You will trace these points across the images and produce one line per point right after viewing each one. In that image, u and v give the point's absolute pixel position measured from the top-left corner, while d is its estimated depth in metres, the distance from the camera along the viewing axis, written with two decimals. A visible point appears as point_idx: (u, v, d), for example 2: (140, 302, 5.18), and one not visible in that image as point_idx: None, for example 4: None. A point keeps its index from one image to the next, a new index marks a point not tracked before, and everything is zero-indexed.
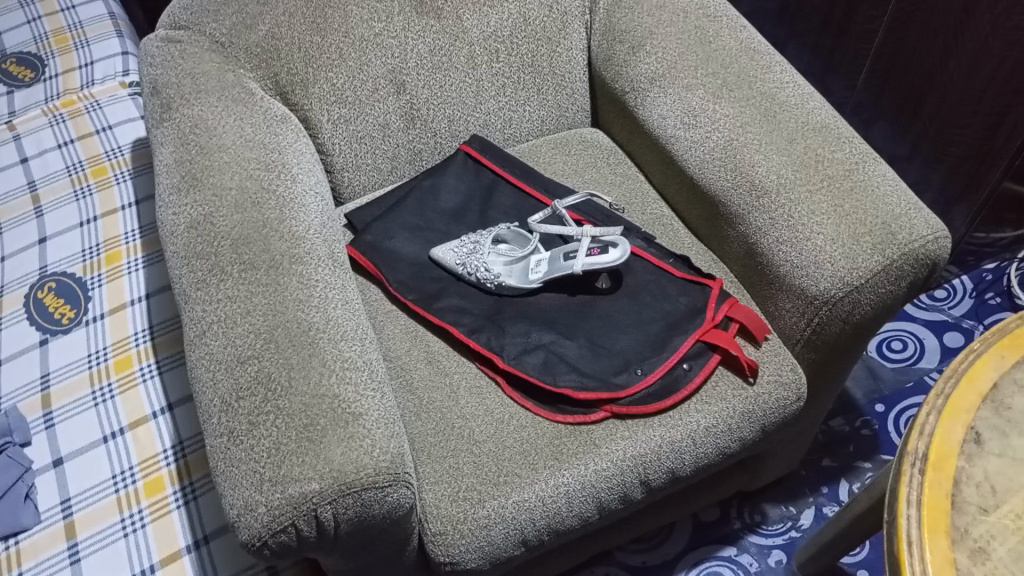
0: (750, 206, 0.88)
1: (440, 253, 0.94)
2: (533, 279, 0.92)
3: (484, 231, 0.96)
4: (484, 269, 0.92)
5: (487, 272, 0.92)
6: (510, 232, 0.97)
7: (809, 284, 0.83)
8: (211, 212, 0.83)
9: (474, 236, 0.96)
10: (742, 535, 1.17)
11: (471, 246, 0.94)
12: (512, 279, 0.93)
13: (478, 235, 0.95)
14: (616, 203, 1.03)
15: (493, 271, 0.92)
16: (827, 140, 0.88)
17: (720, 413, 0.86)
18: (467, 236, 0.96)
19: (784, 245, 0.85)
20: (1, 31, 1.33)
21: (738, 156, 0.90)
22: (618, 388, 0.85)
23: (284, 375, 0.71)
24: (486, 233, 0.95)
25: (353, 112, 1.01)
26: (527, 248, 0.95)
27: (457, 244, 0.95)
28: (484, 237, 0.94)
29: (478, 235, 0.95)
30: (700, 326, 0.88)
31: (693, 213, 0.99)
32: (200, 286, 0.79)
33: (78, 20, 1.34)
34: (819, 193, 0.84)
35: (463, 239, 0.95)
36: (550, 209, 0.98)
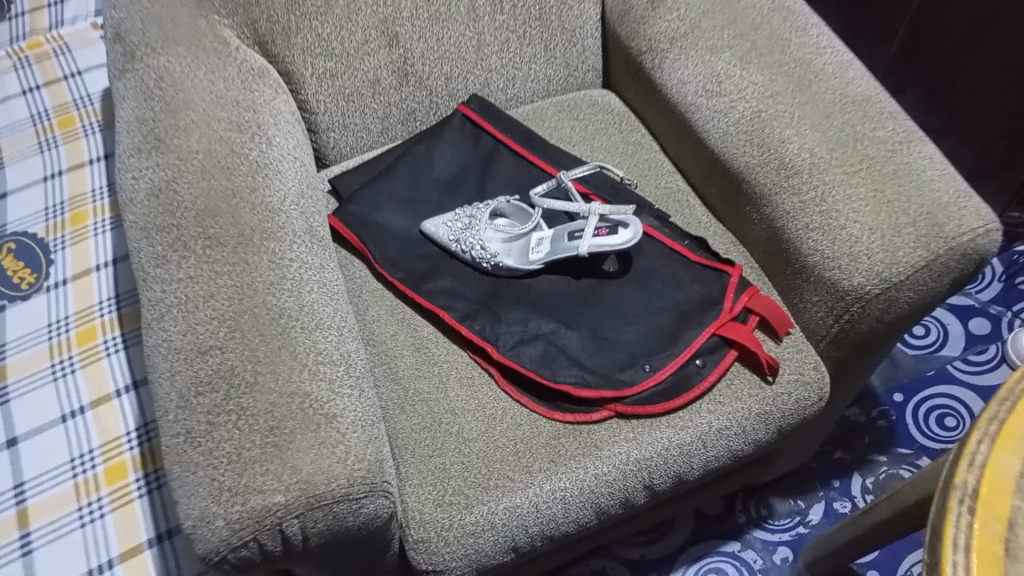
0: (778, 186, 0.80)
1: (433, 227, 0.86)
2: (534, 259, 0.84)
3: (482, 204, 0.88)
4: (480, 248, 0.84)
5: (483, 251, 0.84)
6: (512, 206, 0.89)
7: (840, 278, 0.75)
8: (175, 177, 0.74)
9: (471, 208, 0.88)
10: (746, 530, 1.11)
11: (467, 222, 0.86)
12: (510, 259, 0.84)
13: (476, 209, 0.87)
14: (628, 177, 0.92)
15: (489, 250, 0.84)
16: (867, 115, 0.78)
17: (733, 414, 0.79)
18: (463, 209, 0.88)
19: (814, 232, 0.77)
20: None
21: (766, 130, 0.81)
22: (623, 385, 0.77)
23: (249, 370, 0.63)
24: (485, 207, 0.87)
25: (340, 66, 0.91)
26: (529, 225, 0.86)
27: (452, 218, 0.87)
28: (482, 212, 0.87)
29: (475, 209, 0.87)
30: (716, 318, 0.80)
31: (711, 189, 0.90)
32: (160, 263, 0.70)
33: None
34: (857, 176, 0.75)
35: (458, 212, 0.87)
36: (555, 181, 0.89)
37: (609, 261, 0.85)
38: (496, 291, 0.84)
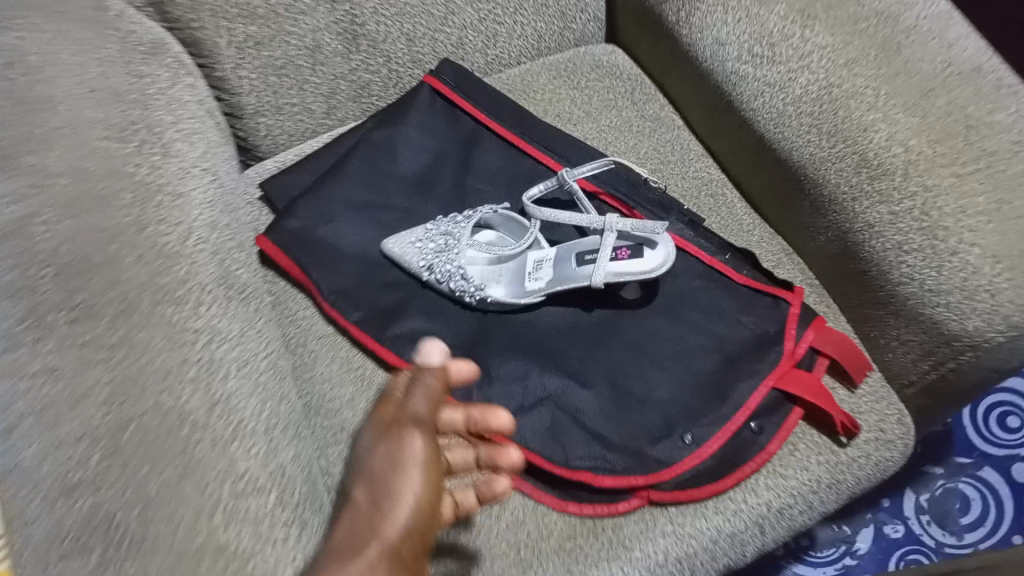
0: (858, 189, 0.59)
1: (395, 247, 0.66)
2: (531, 291, 0.64)
3: (463, 214, 0.68)
4: (461, 278, 0.65)
5: (466, 282, 0.65)
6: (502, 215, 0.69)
7: (948, 319, 0.56)
8: (29, 213, 0.51)
9: (449, 220, 0.68)
10: (785, 565, 0.96)
11: (442, 240, 0.66)
12: (499, 290, 0.65)
13: (455, 222, 0.67)
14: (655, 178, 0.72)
15: (473, 281, 0.65)
16: (980, 91, 0.57)
17: (798, 489, 0.61)
18: (438, 221, 0.68)
19: (910, 254, 0.57)
20: None
21: (842, 111, 0.60)
22: (658, 466, 0.59)
23: (133, 521, 0.43)
24: (466, 220, 0.67)
25: (265, 30, 0.69)
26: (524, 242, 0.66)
27: (421, 234, 0.66)
28: (463, 227, 0.66)
29: (454, 222, 0.67)
30: (775, 366, 0.61)
31: (757, 183, 0.70)
32: (5, 345, 0.47)
33: None
34: (971, 179, 0.55)
35: (431, 226, 0.67)
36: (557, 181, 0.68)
37: (632, 291, 0.65)
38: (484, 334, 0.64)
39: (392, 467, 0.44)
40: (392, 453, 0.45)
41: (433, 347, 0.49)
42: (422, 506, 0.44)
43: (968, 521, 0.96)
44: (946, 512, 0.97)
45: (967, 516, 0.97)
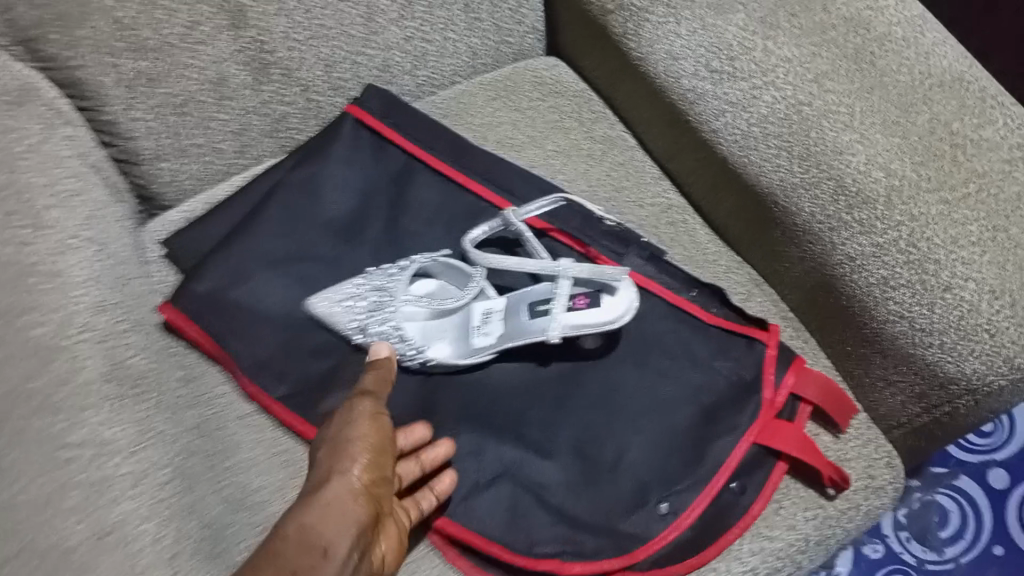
0: (836, 219, 0.53)
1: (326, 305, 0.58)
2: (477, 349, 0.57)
3: (398, 263, 0.60)
4: (399, 337, 0.58)
5: (404, 341, 0.58)
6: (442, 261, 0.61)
7: (944, 362, 0.50)
8: None
9: (382, 270, 0.60)
10: None
11: (377, 298, 0.58)
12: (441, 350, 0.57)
13: (389, 274, 0.60)
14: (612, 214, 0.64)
15: (412, 340, 0.58)
16: (964, 105, 0.52)
17: (786, 551, 0.55)
18: (370, 274, 0.60)
19: (899, 290, 0.51)
20: None
21: (813, 132, 0.54)
22: (633, 546, 0.52)
23: None
24: (402, 270, 0.60)
25: (159, 64, 0.60)
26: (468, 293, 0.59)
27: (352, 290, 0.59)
28: (399, 280, 0.59)
29: (388, 274, 0.60)
30: (755, 419, 0.55)
31: (721, 208, 0.64)
32: None
33: None
34: (962, 206, 0.49)
35: (363, 280, 0.59)
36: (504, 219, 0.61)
37: (592, 343, 0.58)
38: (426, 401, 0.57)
39: (338, 448, 0.44)
40: (342, 434, 0.45)
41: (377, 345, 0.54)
42: (365, 476, 0.43)
43: (948, 535, 0.92)
44: (925, 527, 0.93)
45: (947, 529, 0.93)
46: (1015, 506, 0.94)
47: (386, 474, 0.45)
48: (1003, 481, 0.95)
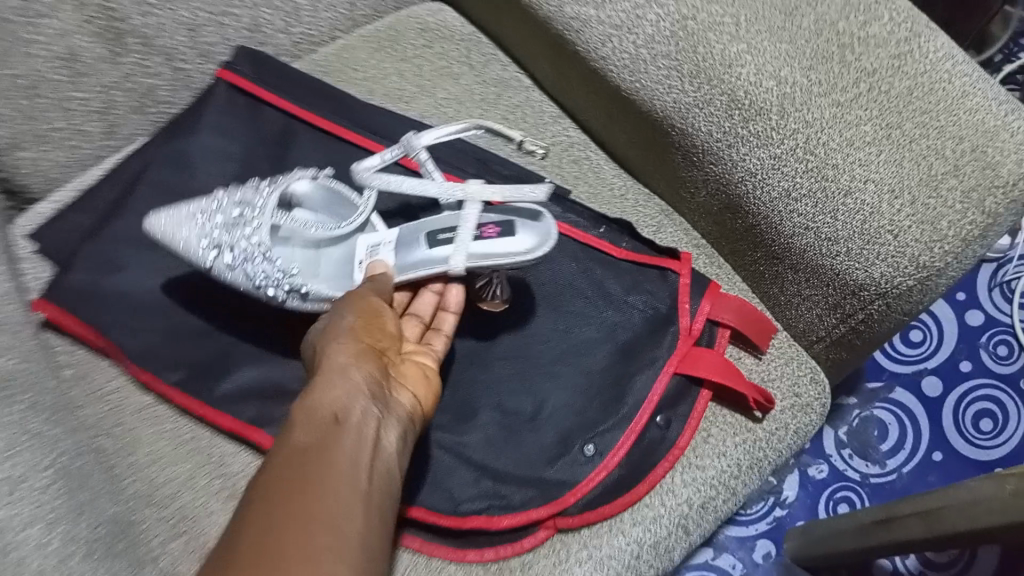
0: (733, 134, 0.51)
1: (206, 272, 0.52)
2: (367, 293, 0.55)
3: (255, 194, 0.54)
4: (270, 271, 0.53)
5: (276, 275, 0.53)
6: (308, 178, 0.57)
7: (852, 269, 0.49)
8: None
9: (239, 203, 0.54)
10: (717, 531, 0.90)
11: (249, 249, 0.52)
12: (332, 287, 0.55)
13: (250, 212, 0.53)
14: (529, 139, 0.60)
15: (285, 272, 0.53)
16: (847, 5, 0.51)
17: (720, 479, 0.54)
18: (218, 213, 0.53)
19: (801, 200, 0.49)
20: None
21: (703, 46, 0.52)
22: (561, 491, 0.51)
23: None
24: (264, 206, 0.54)
25: None
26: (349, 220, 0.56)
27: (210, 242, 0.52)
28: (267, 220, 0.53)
29: (250, 213, 0.53)
30: (674, 350, 0.54)
31: (622, 138, 0.61)
32: None
33: None
34: (854, 107, 0.48)
35: (216, 227, 0.52)
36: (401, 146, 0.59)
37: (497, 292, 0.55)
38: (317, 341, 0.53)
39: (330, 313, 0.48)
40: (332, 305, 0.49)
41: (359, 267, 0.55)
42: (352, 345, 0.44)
43: (889, 447, 0.94)
44: (866, 442, 0.94)
45: (887, 441, 0.94)
46: (950, 411, 0.96)
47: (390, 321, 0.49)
48: (937, 388, 0.97)
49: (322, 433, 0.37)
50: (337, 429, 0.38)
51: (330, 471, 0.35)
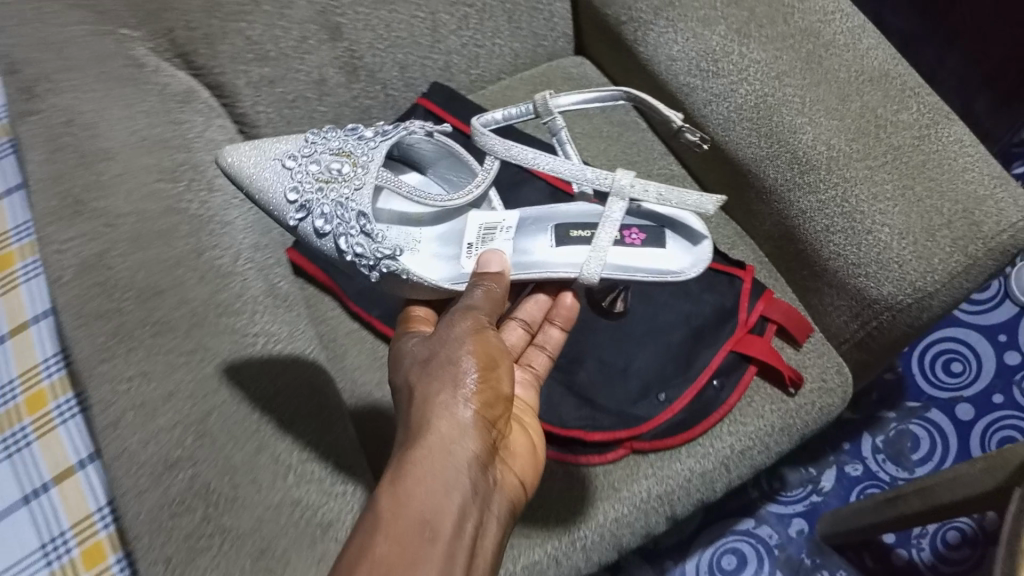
0: (792, 182, 0.71)
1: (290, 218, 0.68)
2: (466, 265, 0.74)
3: (349, 167, 0.68)
4: (358, 230, 0.67)
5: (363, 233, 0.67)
6: (422, 134, 0.71)
7: (868, 286, 0.68)
8: (105, 249, 0.63)
9: (329, 172, 0.68)
10: (760, 506, 1.08)
11: (337, 197, 0.67)
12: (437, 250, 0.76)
13: (350, 167, 0.68)
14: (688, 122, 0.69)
15: (371, 231, 0.67)
16: (888, 94, 0.69)
17: (756, 434, 0.73)
18: (317, 163, 0.69)
19: (836, 235, 0.69)
20: None
21: (775, 118, 0.71)
22: (638, 422, 0.71)
23: (227, 484, 0.56)
24: (366, 161, 0.69)
25: (278, 70, 0.79)
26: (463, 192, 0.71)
27: (302, 190, 0.68)
28: (366, 176, 0.68)
29: (350, 168, 0.68)
30: (732, 334, 0.74)
31: (711, 176, 0.81)
32: (104, 357, 0.60)
33: None
34: (883, 170, 0.66)
35: (314, 176, 0.68)
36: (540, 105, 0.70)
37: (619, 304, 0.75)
38: (396, 285, 0.69)
39: (452, 363, 0.57)
40: (454, 348, 0.58)
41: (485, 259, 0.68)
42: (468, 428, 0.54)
43: (919, 457, 1.10)
44: (900, 450, 1.10)
45: (919, 452, 1.10)
46: (979, 435, 1.11)
47: (502, 388, 0.58)
48: (969, 414, 1.12)
49: (416, 543, 0.47)
50: (430, 542, 0.47)
51: (421, 564, 0.46)
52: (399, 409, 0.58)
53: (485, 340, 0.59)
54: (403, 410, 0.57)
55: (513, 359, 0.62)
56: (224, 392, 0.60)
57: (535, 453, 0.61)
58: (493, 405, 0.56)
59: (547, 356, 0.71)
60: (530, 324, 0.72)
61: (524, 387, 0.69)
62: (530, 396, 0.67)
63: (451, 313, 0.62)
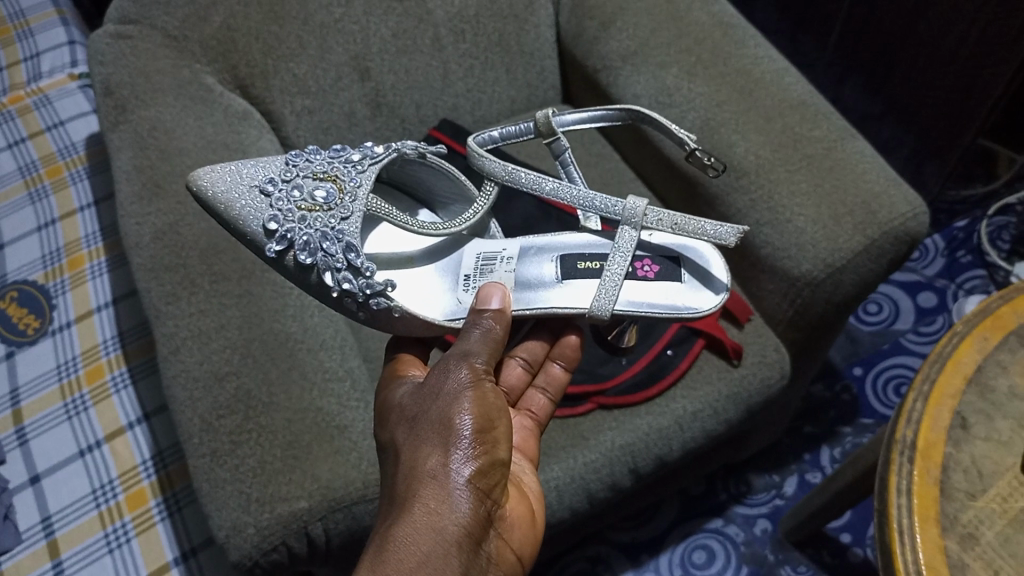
0: (730, 186, 0.87)
1: (269, 248, 0.69)
2: (464, 300, 0.77)
3: (337, 198, 0.71)
4: (345, 260, 0.69)
5: (350, 264, 0.69)
6: (414, 155, 0.75)
7: (790, 267, 0.82)
8: (176, 220, 0.80)
9: (310, 204, 0.71)
10: (728, 507, 1.19)
11: (324, 226, 0.70)
12: (435, 283, 0.79)
13: (336, 193, 0.71)
14: (693, 142, 0.77)
15: (357, 261, 0.69)
16: (804, 117, 0.86)
17: (705, 397, 0.86)
18: (300, 189, 0.71)
19: (765, 226, 0.84)
20: None
21: (715, 136, 0.88)
22: (604, 379, 0.86)
23: (264, 392, 0.71)
24: (353, 187, 0.72)
25: (317, 102, 0.97)
26: (461, 220, 0.78)
27: (283, 221, 0.70)
28: (354, 205, 0.71)
29: (336, 195, 0.71)
30: None
31: (672, 193, 0.97)
32: (171, 300, 0.75)
33: (29, 28, 1.24)
34: (799, 174, 0.83)
35: (298, 204, 0.71)
36: (543, 124, 0.81)
37: (625, 337, 0.83)
38: (386, 319, 0.71)
39: (446, 423, 0.58)
40: (449, 407, 0.59)
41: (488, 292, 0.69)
42: (461, 501, 0.54)
43: None
44: None
45: None
46: None
47: (497, 452, 0.59)
48: None
49: None
50: None
51: None
52: (390, 461, 0.60)
53: (483, 399, 0.60)
54: (395, 465, 0.58)
55: (508, 420, 0.62)
56: (264, 327, 0.75)
57: (527, 517, 0.64)
58: (487, 471, 0.57)
59: (546, 397, 0.77)
60: (533, 363, 0.77)
61: (523, 432, 0.74)
62: (529, 442, 0.74)
63: (447, 363, 0.63)
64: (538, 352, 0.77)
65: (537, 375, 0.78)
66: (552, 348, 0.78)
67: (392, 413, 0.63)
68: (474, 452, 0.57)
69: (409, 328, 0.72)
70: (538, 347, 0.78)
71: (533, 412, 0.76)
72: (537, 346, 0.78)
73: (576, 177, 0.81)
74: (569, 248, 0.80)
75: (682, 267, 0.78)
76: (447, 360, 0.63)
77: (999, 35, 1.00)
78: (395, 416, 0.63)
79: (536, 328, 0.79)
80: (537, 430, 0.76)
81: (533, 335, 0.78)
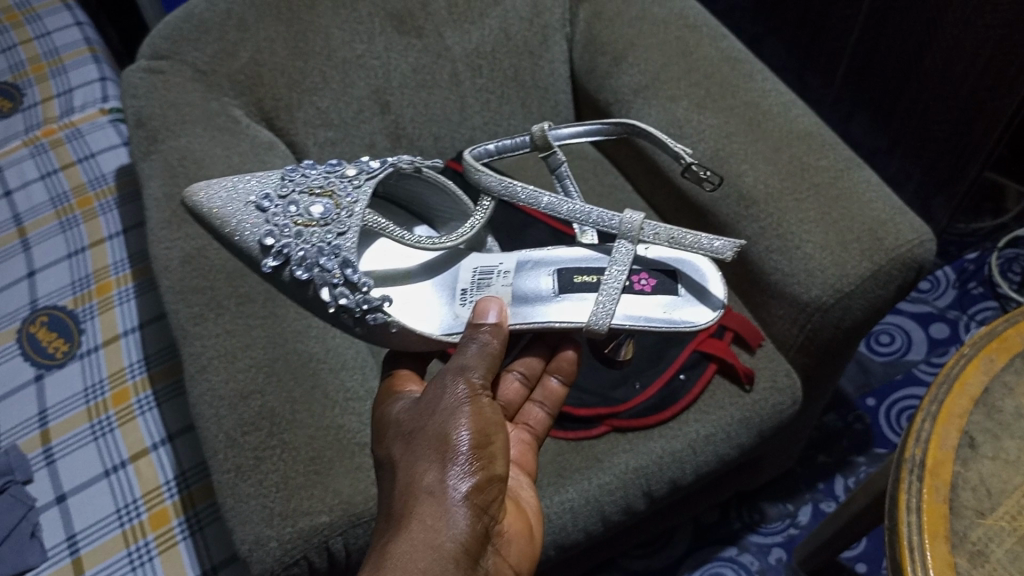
0: (739, 215, 0.89)
1: (264, 263, 0.72)
2: (460, 313, 0.79)
3: (334, 214, 0.73)
4: (341, 275, 0.72)
5: (346, 278, 0.72)
6: (410, 168, 0.78)
7: (800, 292, 0.84)
8: (204, 245, 0.83)
9: (306, 220, 0.73)
10: (742, 535, 1.19)
11: (320, 241, 0.72)
12: (432, 298, 0.81)
13: (333, 208, 0.74)
14: (683, 150, 0.81)
15: (353, 275, 0.71)
16: (811, 147, 0.89)
17: (718, 421, 0.88)
18: (296, 205, 0.74)
19: (774, 253, 0.86)
20: (16, 65, 1.31)
21: (725, 165, 0.91)
22: (617, 403, 0.88)
23: (288, 410, 0.73)
24: (350, 202, 0.74)
25: (340, 134, 1.01)
26: (459, 234, 0.80)
27: (280, 237, 0.72)
28: (351, 220, 0.73)
29: (333, 210, 0.73)
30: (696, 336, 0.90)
31: (683, 222, 0.99)
32: (198, 321, 0.78)
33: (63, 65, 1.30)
34: (807, 202, 0.85)
35: (294, 219, 0.73)
36: (540, 137, 0.84)
37: (621, 350, 0.84)
38: (382, 334, 0.73)
39: (443, 438, 0.59)
40: (445, 423, 0.60)
41: (485, 308, 0.71)
42: (457, 518, 0.55)
43: None
44: None
45: None
46: None
47: (494, 467, 0.60)
48: None
49: None
50: None
51: None
52: (387, 476, 0.61)
53: (480, 414, 0.61)
54: (392, 481, 0.60)
55: (505, 436, 0.63)
56: (288, 348, 0.77)
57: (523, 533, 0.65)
58: (484, 487, 0.58)
59: (543, 411, 0.79)
60: (530, 377, 0.78)
61: (521, 446, 0.76)
62: (527, 457, 0.75)
63: (443, 378, 0.64)
64: (535, 367, 0.78)
65: (535, 389, 0.79)
66: (549, 363, 0.79)
67: (388, 428, 0.65)
68: (471, 467, 0.58)
69: (407, 343, 0.74)
70: (535, 361, 0.79)
71: (531, 427, 0.77)
72: (533, 361, 0.78)
73: (571, 190, 0.86)
74: (566, 262, 0.83)
75: (680, 282, 0.80)
76: (443, 375, 0.65)
77: (1000, 70, 1.02)
78: (392, 431, 0.64)
79: (533, 341, 0.80)
80: (534, 443, 0.77)
81: (529, 350, 0.79)
